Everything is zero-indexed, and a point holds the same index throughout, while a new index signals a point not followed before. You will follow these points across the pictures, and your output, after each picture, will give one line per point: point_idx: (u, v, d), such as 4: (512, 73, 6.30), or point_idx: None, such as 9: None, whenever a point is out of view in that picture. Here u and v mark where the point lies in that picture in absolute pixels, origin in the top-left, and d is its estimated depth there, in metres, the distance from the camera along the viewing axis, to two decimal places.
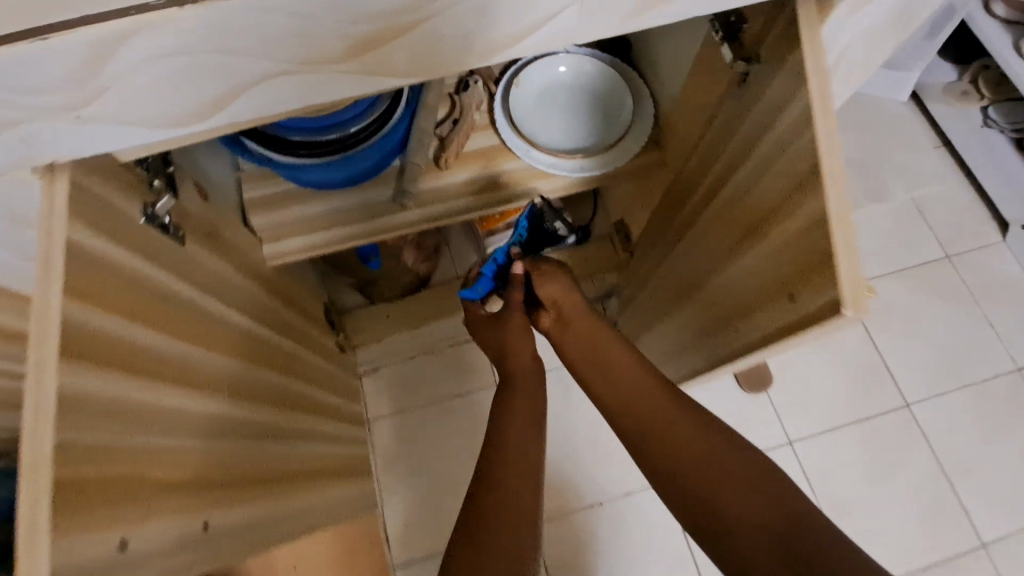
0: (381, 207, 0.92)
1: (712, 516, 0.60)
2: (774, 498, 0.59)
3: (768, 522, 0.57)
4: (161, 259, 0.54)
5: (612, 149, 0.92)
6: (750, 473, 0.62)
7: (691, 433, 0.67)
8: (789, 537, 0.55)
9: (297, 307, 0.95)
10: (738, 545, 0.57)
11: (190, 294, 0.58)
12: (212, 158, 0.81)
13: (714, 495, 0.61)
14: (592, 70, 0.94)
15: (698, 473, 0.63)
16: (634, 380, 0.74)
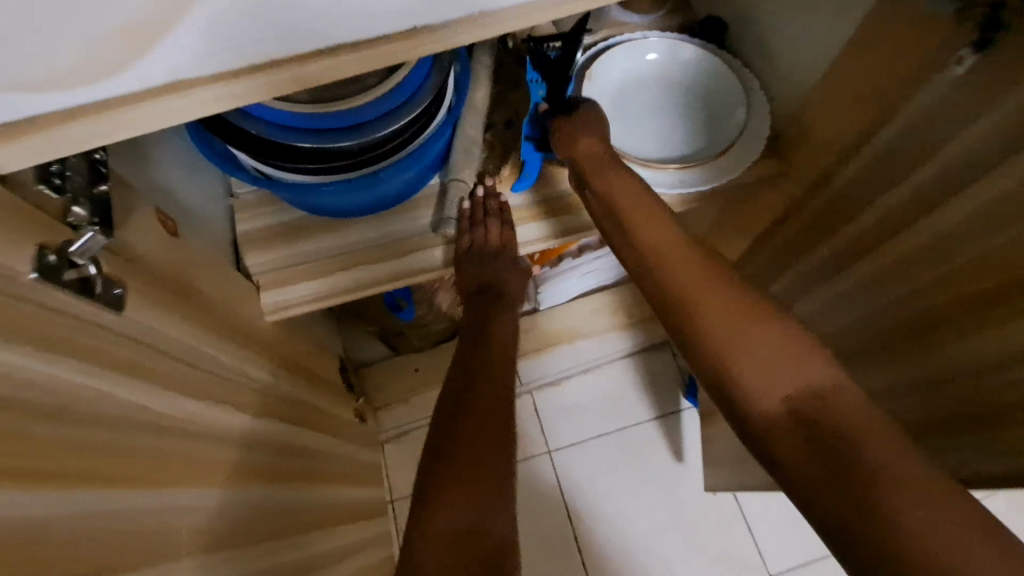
0: (411, 243, 0.68)
1: (723, 386, 0.45)
2: (816, 382, 0.42)
3: (794, 407, 0.41)
4: (66, 344, 0.31)
5: (723, 156, 0.69)
6: (795, 347, 0.44)
7: (722, 294, 0.48)
8: (829, 430, 0.39)
9: (304, 373, 0.72)
10: (778, 454, 0.41)
11: (123, 396, 0.35)
12: (187, 181, 0.61)
13: (731, 365, 0.45)
14: (690, 57, 0.72)
15: (721, 337, 0.46)
16: (663, 238, 0.55)
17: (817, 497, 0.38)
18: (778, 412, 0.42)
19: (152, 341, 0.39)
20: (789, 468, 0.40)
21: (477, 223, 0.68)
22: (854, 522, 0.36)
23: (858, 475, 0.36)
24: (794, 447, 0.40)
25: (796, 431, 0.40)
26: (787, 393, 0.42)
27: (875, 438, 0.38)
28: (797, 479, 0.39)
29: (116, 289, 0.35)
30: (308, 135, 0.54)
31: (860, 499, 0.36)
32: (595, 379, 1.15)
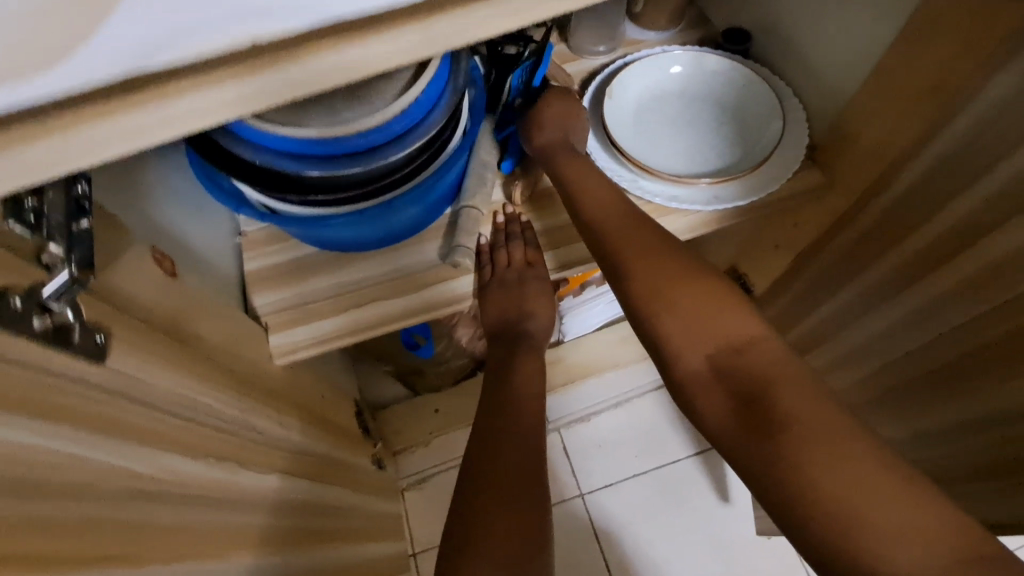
0: (427, 275, 0.63)
1: (656, 342, 0.51)
2: (735, 340, 0.48)
3: (714, 362, 0.48)
4: (33, 404, 0.26)
5: (760, 168, 0.64)
6: (721, 311, 0.50)
7: (662, 266, 0.54)
8: (743, 381, 0.46)
9: (318, 419, 0.67)
10: (709, 425, 0.47)
11: (105, 461, 0.30)
12: (192, 222, 0.59)
13: (663, 325, 0.51)
14: (716, 69, 0.69)
15: (657, 301, 0.52)
16: (619, 236, 0.57)
17: (722, 434, 0.45)
18: (700, 367, 0.48)
19: (143, 396, 0.34)
20: (705, 410, 0.47)
21: (498, 246, 0.65)
22: (754, 457, 0.42)
23: (760, 418, 0.43)
24: (712, 394, 0.47)
25: (716, 384, 0.47)
26: (711, 351, 0.48)
27: (781, 389, 0.44)
28: (708, 418, 0.47)
29: (96, 336, 0.31)
30: (316, 162, 0.49)
31: (760, 442, 0.42)
32: (627, 414, 1.08)
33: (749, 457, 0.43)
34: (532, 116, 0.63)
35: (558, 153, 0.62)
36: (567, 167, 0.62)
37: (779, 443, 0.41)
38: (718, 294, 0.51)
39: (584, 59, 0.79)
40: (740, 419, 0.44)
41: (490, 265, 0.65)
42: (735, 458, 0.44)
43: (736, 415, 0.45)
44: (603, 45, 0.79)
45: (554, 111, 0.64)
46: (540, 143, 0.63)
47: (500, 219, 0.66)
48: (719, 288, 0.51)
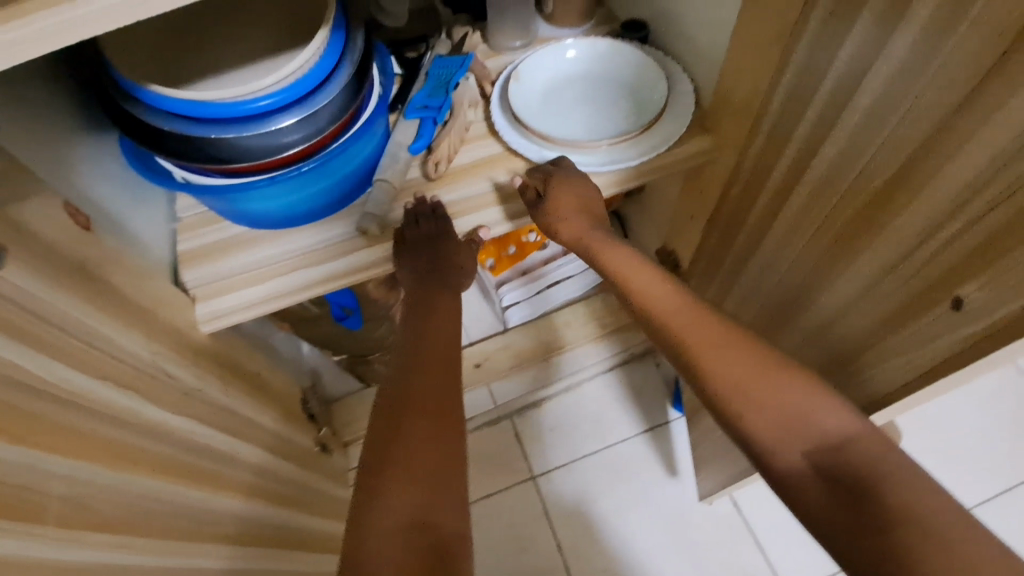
0: (349, 244, 0.68)
1: (743, 438, 0.49)
2: (828, 434, 0.45)
3: (813, 460, 0.45)
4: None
5: (649, 134, 0.71)
6: (805, 401, 0.47)
7: (735, 356, 0.51)
8: (844, 478, 0.43)
9: (251, 390, 0.70)
10: (815, 519, 0.44)
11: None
12: (125, 200, 0.64)
13: (743, 413, 0.49)
14: (609, 52, 0.76)
15: (731, 389, 0.50)
16: (680, 311, 0.57)
17: (828, 525, 0.43)
18: (798, 463, 0.46)
19: (34, 308, 0.38)
20: (804, 510, 0.45)
21: (411, 218, 0.68)
22: (868, 552, 0.40)
23: (876, 519, 0.40)
24: (816, 495, 0.44)
25: (820, 483, 0.44)
26: (806, 446, 0.46)
27: (893, 486, 0.41)
28: (813, 518, 0.44)
29: None
30: (229, 125, 0.55)
31: (875, 532, 0.40)
32: (578, 397, 1.11)
33: (865, 549, 0.40)
34: (549, 211, 0.67)
35: (592, 242, 0.68)
36: (607, 255, 0.66)
37: (901, 548, 0.38)
38: (804, 383, 0.48)
39: (502, 54, 0.86)
40: (850, 527, 0.41)
41: (411, 236, 0.68)
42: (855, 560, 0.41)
43: (842, 513, 0.42)
44: (519, 40, 0.86)
45: (569, 203, 0.67)
46: (569, 237, 0.69)
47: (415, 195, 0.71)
48: (796, 372, 0.49)
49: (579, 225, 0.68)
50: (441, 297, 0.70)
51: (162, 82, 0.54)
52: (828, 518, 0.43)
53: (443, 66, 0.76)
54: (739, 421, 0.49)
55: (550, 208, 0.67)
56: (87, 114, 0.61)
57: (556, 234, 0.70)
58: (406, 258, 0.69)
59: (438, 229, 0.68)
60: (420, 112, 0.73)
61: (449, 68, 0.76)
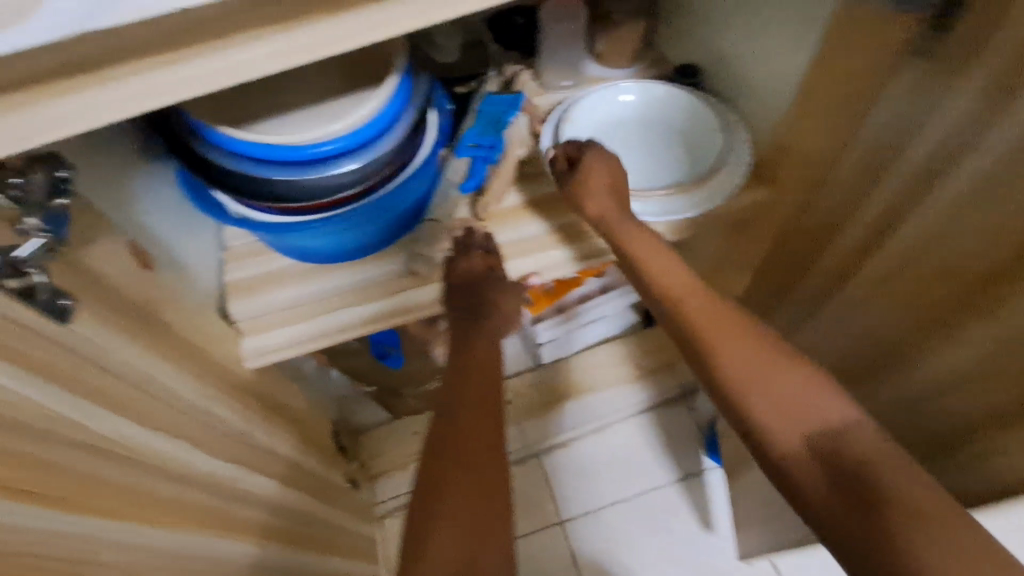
0: (395, 284, 0.67)
1: (746, 423, 0.52)
2: (829, 423, 0.48)
3: (811, 444, 0.48)
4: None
5: (706, 184, 0.69)
6: (806, 393, 0.50)
7: (748, 351, 0.54)
8: (840, 462, 0.45)
9: (287, 426, 0.69)
10: (808, 500, 0.46)
11: (50, 408, 0.32)
12: (178, 230, 0.64)
13: (752, 399, 0.52)
14: (667, 97, 0.75)
15: (742, 378, 0.53)
16: (697, 306, 0.59)
17: (826, 511, 0.45)
18: (796, 448, 0.48)
19: (98, 359, 0.37)
20: (803, 496, 0.47)
21: (456, 258, 0.67)
22: (858, 535, 0.42)
23: (868, 505, 0.42)
24: (814, 480, 0.46)
25: (817, 467, 0.47)
26: (805, 432, 0.48)
27: (885, 474, 0.43)
28: (808, 501, 0.47)
29: (62, 300, 0.34)
30: (291, 168, 0.55)
31: (868, 515, 0.42)
32: (607, 440, 1.07)
33: (858, 532, 0.42)
34: (577, 182, 0.64)
35: (616, 221, 0.63)
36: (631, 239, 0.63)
37: (890, 533, 0.40)
38: (810, 377, 0.51)
39: (550, 92, 0.85)
40: (847, 514, 0.43)
41: (459, 273, 0.66)
42: (846, 541, 0.43)
43: (839, 500, 0.44)
44: (569, 79, 0.86)
45: (599, 175, 0.63)
46: (595, 213, 0.63)
47: (459, 232, 0.70)
48: (807, 371, 0.51)
49: (607, 200, 0.63)
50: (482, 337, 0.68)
51: (230, 120, 0.54)
52: (824, 501, 0.45)
53: (496, 102, 0.74)
54: (748, 410, 0.52)
55: (580, 180, 0.63)
56: (147, 145, 0.61)
57: (580, 209, 0.63)
58: (453, 299, 0.68)
59: (486, 271, 0.67)
60: (472, 150, 0.71)
61: (502, 105, 0.74)
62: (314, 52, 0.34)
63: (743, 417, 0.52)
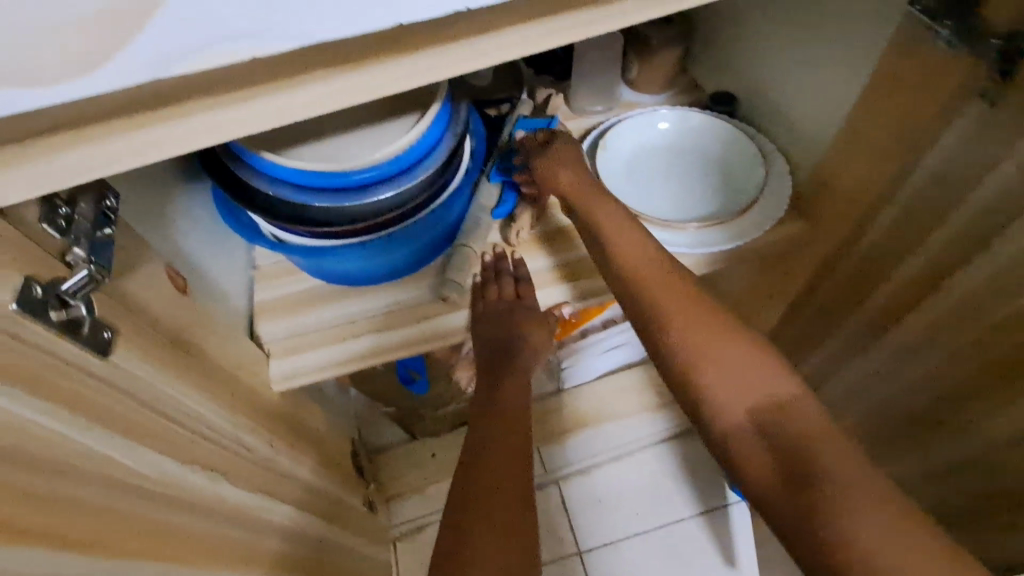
0: (424, 309, 0.66)
1: (696, 396, 0.55)
2: (774, 400, 0.51)
3: (755, 419, 0.51)
4: (41, 384, 0.29)
5: (743, 217, 0.68)
6: (754, 370, 0.53)
7: (705, 328, 0.56)
8: (780, 437, 0.49)
9: (309, 450, 0.68)
10: (750, 470, 0.50)
11: (90, 446, 0.31)
12: (211, 249, 0.64)
13: (706, 374, 0.54)
14: (702, 126, 0.74)
15: (694, 352, 0.55)
16: (655, 273, 0.59)
17: (763, 484, 0.48)
18: (741, 422, 0.51)
19: (138, 394, 0.36)
20: (744, 467, 0.51)
21: (488, 282, 0.68)
22: (788, 508, 0.46)
23: (803, 476, 0.45)
24: (757, 452, 0.50)
25: (757, 438, 0.50)
26: (749, 408, 0.51)
27: (822, 449, 0.46)
28: (749, 470, 0.50)
29: (104, 332, 0.34)
30: (325, 194, 0.55)
31: (801, 492, 0.45)
32: (629, 467, 1.03)
33: (789, 506, 0.46)
34: (549, 159, 0.66)
35: (584, 196, 0.64)
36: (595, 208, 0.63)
37: (820, 503, 0.44)
38: (761, 355, 0.53)
39: (583, 117, 0.85)
40: (783, 490, 0.46)
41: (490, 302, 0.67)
42: (779, 512, 0.46)
43: (775, 473, 0.48)
44: (601, 104, 0.85)
45: (568, 154, 0.67)
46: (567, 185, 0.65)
47: (488, 258, 0.70)
48: (761, 351, 0.54)
49: (576, 176, 0.65)
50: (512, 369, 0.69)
51: (271, 146, 0.54)
52: (764, 474, 0.49)
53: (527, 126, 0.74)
54: (697, 382, 0.54)
55: (550, 158, 0.66)
56: (185, 165, 0.62)
57: (550, 182, 0.65)
58: (481, 325, 0.68)
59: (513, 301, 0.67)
60: (504, 175, 0.71)
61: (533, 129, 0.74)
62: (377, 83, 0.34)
63: (691, 388, 0.55)
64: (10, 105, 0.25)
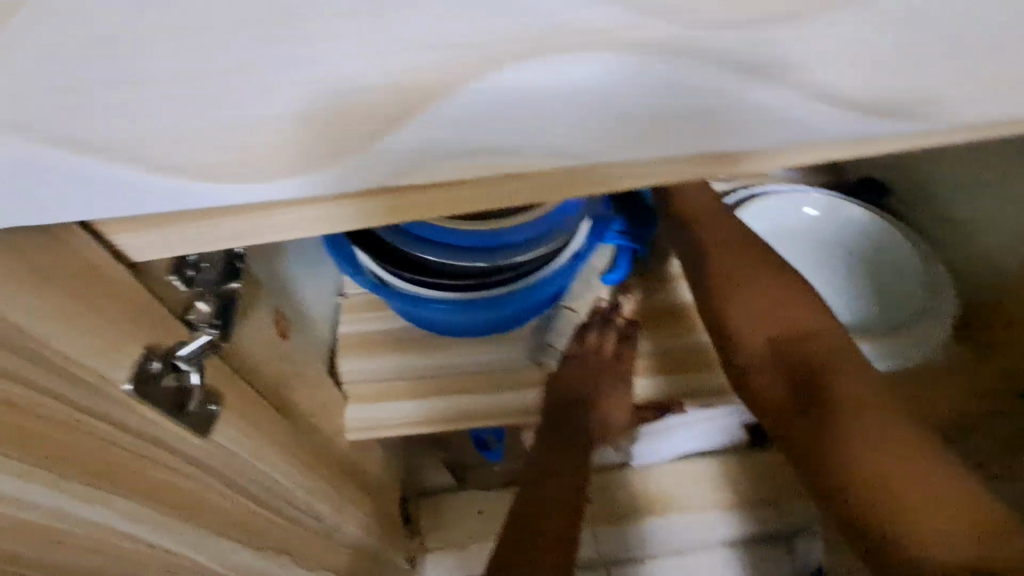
0: (514, 375, 0.60)
1: (715, 322, 0.52)
2: (801, 331, 0.47)
3: (775, 345, 0.47)
4: (132, 481, 0.25)
5: (892, 338, 0.58)
6: (783, 297, 0.49)
7: (738, 267, 0.53)
8: (800, 363, 0.45)
9: (372, 504, 0.62)
10: (762, 397, 0.47)
11: (151, 543, 0.27)
12: (315, 274, 0.60)
13: (727, 298, 0.51)
14: (854, 221, 0.64)
15: (724, 281, 0.53)
16: (705, 212, 0.58)
17: (774, 408, 0.46)
18: (759, 346, 0.48)
19: (227, 472, 0.31)
20: (756, 391, 0.48)
21: (591, 327, 0.63)
22: (800, 433, 0.43)
23: (814, 394, 0.43)
24: (770, 375, 0.47)
25: (773, 363, 0.47)
26: (770, 334, 0.48)
27: (839, 369, 0.44)
28: (759, 394, 0.48)
29: (209, 406, 0.29)
30: (435, 247, 0.52)
31: (815, 414, 0.43)
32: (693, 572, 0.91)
33: (800, 431, 0.43)
34: None
35: None
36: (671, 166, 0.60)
37: (831, 427, 0.41)
38: (791, 286, 0.50)
39: None
40: (800, 419, 0.43)
41: (591, 359, 0.63)
42: (787, 437, 0.44)
43: (789, 398, 0.45)
44: None
45: None
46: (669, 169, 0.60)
47: (603, 305, 0.63)
48: (794, 285, 0.50)
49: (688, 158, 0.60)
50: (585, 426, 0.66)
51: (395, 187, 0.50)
52: (780, 406, 0.45)
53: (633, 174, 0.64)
54: (719, 310, 0.52)
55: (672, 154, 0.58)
56: None
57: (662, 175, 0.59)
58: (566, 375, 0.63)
59: (611, 362, 0.62)
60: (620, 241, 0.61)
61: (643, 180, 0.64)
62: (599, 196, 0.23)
63: (711, 316, 0.53)
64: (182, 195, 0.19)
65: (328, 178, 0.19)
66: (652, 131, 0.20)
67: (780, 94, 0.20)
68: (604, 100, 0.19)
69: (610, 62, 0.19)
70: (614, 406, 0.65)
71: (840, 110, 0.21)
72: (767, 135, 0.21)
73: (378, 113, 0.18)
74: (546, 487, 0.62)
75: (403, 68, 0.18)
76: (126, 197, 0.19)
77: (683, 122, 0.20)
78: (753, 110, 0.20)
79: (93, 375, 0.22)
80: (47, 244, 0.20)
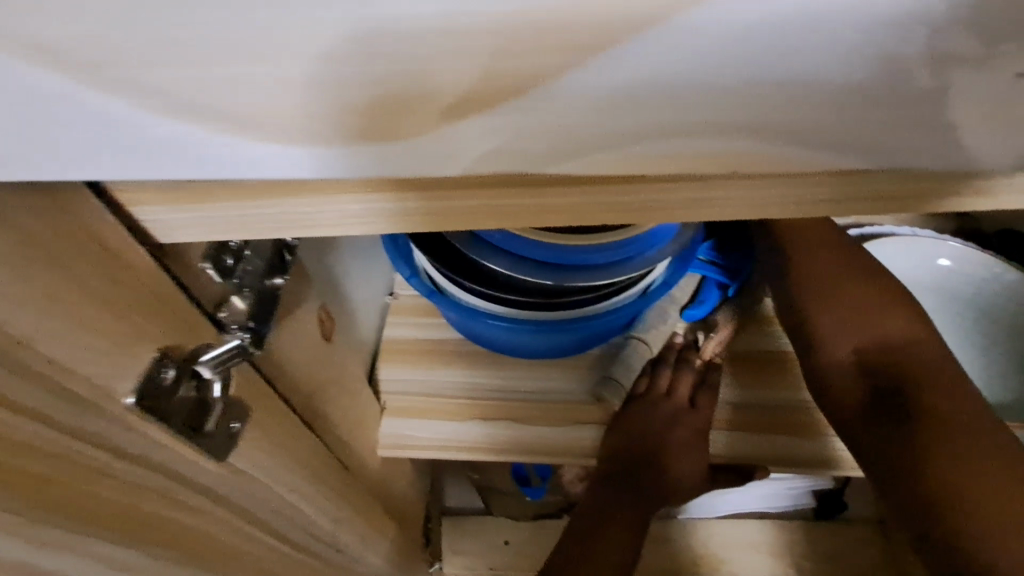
0: (571, 409, 0.53)
1: (796, 324, 0.47)
2: (892, 339, 0.43)
3: (862, 356, 0.44)
4: (129, 523, 0.20)
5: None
6: (879, 305, 0.44)
7: (841, 279, 0.46)
8: (887, 375, 0.43)
9: (398, 527, 0.57)
10: (830, 397, 0.45)
11: None
12: (368, 271, 0.55)
13: (822, 303, 0.45)
14: (988, 280, 0.53)
15: (815, 287, 0.45)
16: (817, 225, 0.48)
17: (845, 413, 0.44)
18: (845, 356, 0.44)
19: (244, 504, 0.26)
20: (826, 391, 0.45)
21: (663, 366, 0.56)
22: (878, 445, 0.41)
23: (904, 407, 0.41)
24: (852, 384, 0.44)
25: (859, 377, 0.44)
26: (859, 345, 0.44)
27: (930, 385, 0.41)
28: (826, 393, 0.45)
29: (232, 425, 0.24)
30: (503, 255, 0.44)
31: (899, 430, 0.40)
32: None
33: (875, 443, 0.42)
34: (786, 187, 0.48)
35: None
36: None
37: (913, 441, 0.39)
38: (877, 285, 0.45)
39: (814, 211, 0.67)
40: (881, 435, 0.41)
41: (662, 409, 0.56)
42: (857, 444, 0.43)
43: (867, 408, 0.43)
44: None
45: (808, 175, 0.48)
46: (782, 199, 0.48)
47: (678, 340, 0.56)
48: (896, 296, 0.45)
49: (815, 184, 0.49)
50: (651, 479, 0.58)
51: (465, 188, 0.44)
52: (853, 415, 0.43)
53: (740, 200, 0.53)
54: (805, 313, 0.46)
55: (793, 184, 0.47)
56: None
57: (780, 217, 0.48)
58: (629, 419, 0.55)
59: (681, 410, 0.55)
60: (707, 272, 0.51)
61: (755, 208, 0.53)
62: (716, 206, 0.19)
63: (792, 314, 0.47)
64: (197, 162, 0.16)
65: (344, 160, 0.16)
66: (758, 139, 0.16)
67: (947, 106, 0.15)
68: (749, 84, 0.14)
69: (788, 26, 0.13)
70: (683, 460, 0.57)
71: (987, 147, 0.16)
72: (897, 157, 0.16)
73: (431, 99, 0.14)
74: (591, 553, 0.56)
75: (510, 22, 0.13)
76: (127, 130, 0.15)
77: (824, 117, 0.15)
78: (908, 119, 0.15)
79: (92, 389, 0.18)
80: (52, 208, 0.16)
